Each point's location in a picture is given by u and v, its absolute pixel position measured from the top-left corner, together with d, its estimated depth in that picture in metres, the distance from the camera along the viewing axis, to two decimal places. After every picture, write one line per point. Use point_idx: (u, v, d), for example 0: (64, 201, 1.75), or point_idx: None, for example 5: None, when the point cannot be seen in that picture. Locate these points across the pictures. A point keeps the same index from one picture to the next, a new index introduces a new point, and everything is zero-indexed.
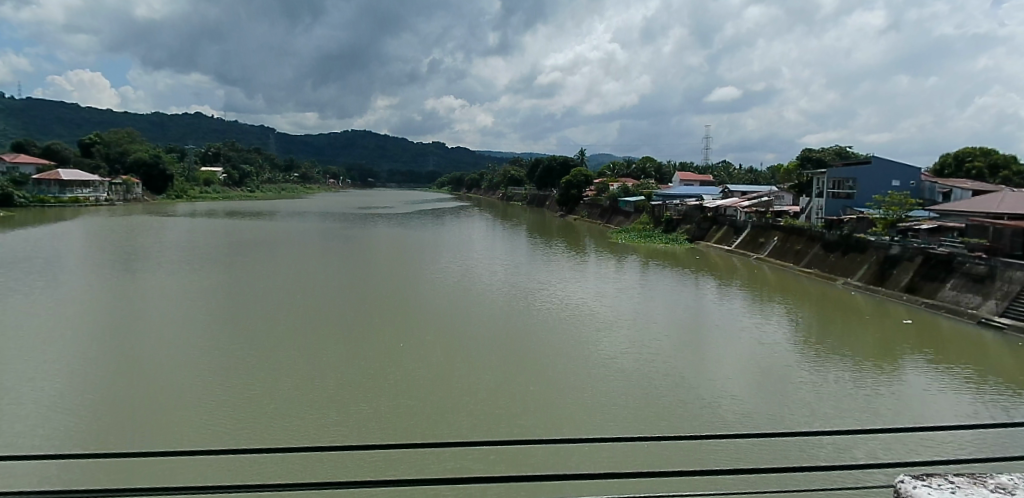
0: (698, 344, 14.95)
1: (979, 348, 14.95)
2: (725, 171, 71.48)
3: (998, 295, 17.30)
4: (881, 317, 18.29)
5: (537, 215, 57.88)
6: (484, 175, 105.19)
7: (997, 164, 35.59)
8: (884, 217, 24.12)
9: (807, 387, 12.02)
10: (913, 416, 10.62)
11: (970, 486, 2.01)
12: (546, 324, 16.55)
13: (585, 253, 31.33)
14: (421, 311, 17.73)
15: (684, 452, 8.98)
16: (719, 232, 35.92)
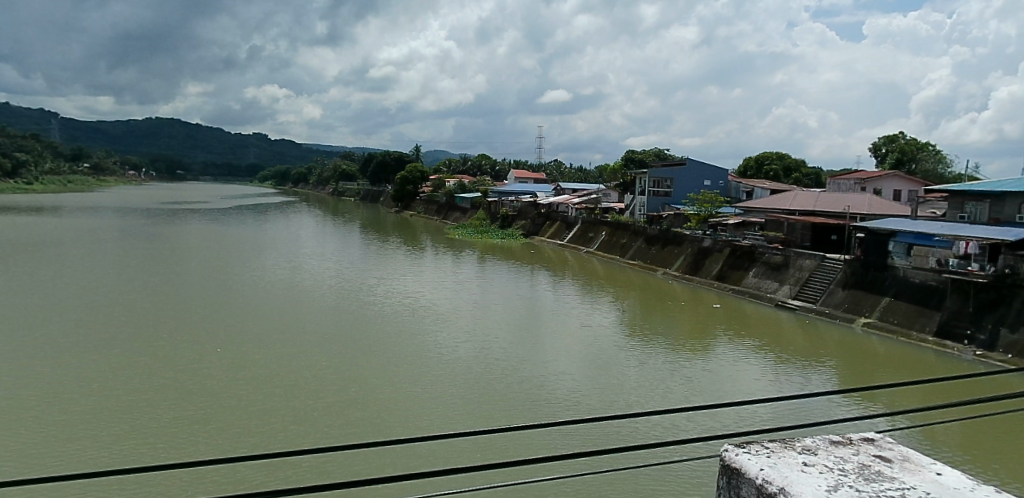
0: (537, 333, 15.43)
1: (776, 327, 17.37)
2: (557, 169, 75.15)
3: (792, 280, 20.31)
4: (694, 303, 20.43)
5: (371, 211, 56.33)
6: (314, 169, 100.34)
7: (788, 167, 41.34)
8: (698, 213, 26.99)
9: (639, 368, 12.91)
10: (728, 389, 11.87)
11: (780, 450, 1.80)
12: (386, 318, 16.24)
13: (424, 248, 31.05)
14: (245, 310, 16.54)
15: (530, 443, 9.25)
16: (551, 227, 37.61)
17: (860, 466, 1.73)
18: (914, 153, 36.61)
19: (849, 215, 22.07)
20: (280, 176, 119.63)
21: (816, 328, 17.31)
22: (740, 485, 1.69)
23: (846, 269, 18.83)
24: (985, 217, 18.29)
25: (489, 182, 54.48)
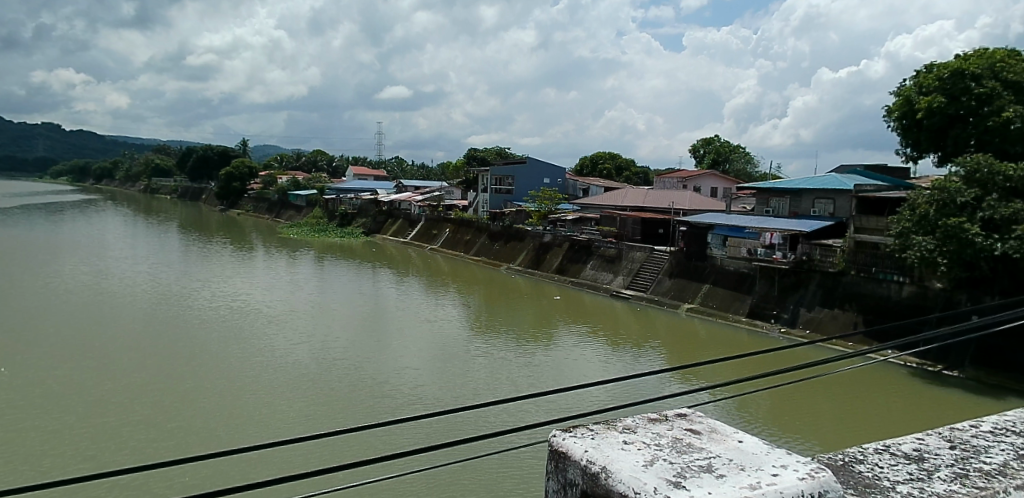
0: (381, 330, 15.07)
1: (611, 314, 18.63)
2: (399, 167, 74.25)
3: (625, 272, 21.94)
4: (536, 295, 21.22)
5: (192, 210, 51.67)
6: (121, 163, 89.82)
7: (620, 167, 44.39)
8: (539, 210, 28.42)
9: (485, 359, 13.12)
10: (570, 376, 12.39)
11: (606, 430, 1.40)
12: (212, 323, 14.91)
13: (254, 248, 29.08)
14: (35, 319, 14.27)
15: (376, 442, 8.98)
16: (394, 225, 37.15)
17: (672, 443, 1.37)
18: (726, 155, 41.08)
19: (674, 210, 24.28)
20: (78, 170, 105.34)
21: (646, 314, 18.87)
22: (566, 470, 1.31)
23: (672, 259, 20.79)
24: (783, 211, 21.08)
25: (326, 180, 52.44)
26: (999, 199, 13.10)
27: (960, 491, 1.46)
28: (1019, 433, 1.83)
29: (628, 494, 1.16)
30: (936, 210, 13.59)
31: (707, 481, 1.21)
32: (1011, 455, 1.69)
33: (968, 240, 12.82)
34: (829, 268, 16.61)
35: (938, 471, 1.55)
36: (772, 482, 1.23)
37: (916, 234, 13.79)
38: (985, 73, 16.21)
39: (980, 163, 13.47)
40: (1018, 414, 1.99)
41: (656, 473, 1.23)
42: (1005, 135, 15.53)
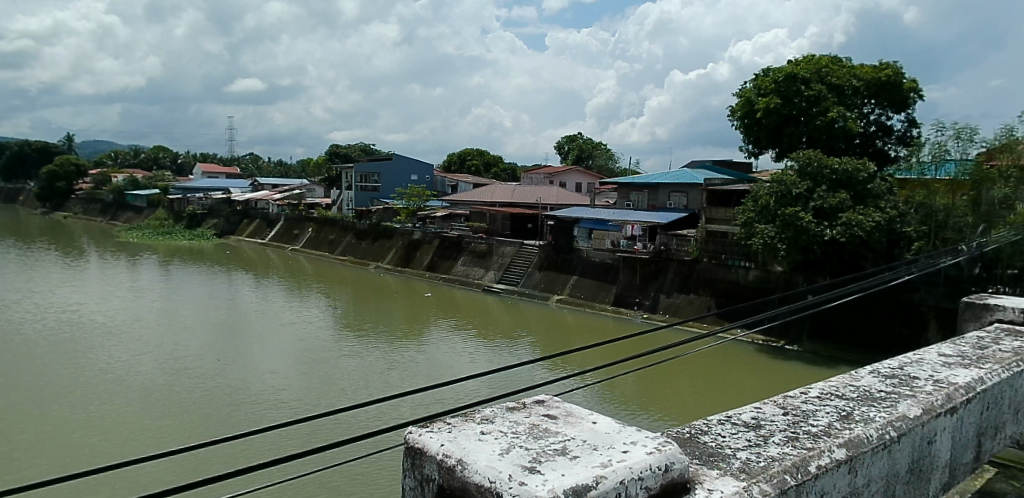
0: (239, 335, 14.29)
1: (482, 308, 18.89)
2: (254, 164, 70.61)
3: (496, 266, 22.30)
4: (407, 293, 21.00)
5: (7, 214, 45.84)
6: None
7: (487, 163, 45.20)
8: (407, 207, 28.25)
9: (353, 359, 12.89)
10: (442, 370, 12.42)
11: (462, 423, 1.42)
12: (40, 336, 13.37)
13: (86, 254, 26.32)
14: None
15: (241, 451, 8.52)
16: (249, 226, 35.27)
17: (529, 430, 1.39)
18: (589, 150, 43.02)
19: (541, 205, 24.98)
20: None
21: (517, 307, 19.35)
22: (422, 466, 1.32)
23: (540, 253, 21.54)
24: (643, 204, 22.36)
25: (171, 179, 48.76)
26: (828, 189, 14.66)
27: (791, 455, 1.49)
28: (843, 396, 1.93)
29: (483, 485, 1.17)
30: (775, 201, 15.00)
31: (560, 463, 1.23)
32: (837, 416, 1.75)
33: (803, 228, 14.23)
34: (684, 256, 18.01)
35: (774, 435, 1.61)
36: (621, 459, 1.26)
37: (759, 223, 15.36)
38: (813, 77, 18.23)
39: (810, 158, 14.98)
40: (840, 380, 2.12)
41: (511, 460, 1.24)
42: (832, 133, 17.77)
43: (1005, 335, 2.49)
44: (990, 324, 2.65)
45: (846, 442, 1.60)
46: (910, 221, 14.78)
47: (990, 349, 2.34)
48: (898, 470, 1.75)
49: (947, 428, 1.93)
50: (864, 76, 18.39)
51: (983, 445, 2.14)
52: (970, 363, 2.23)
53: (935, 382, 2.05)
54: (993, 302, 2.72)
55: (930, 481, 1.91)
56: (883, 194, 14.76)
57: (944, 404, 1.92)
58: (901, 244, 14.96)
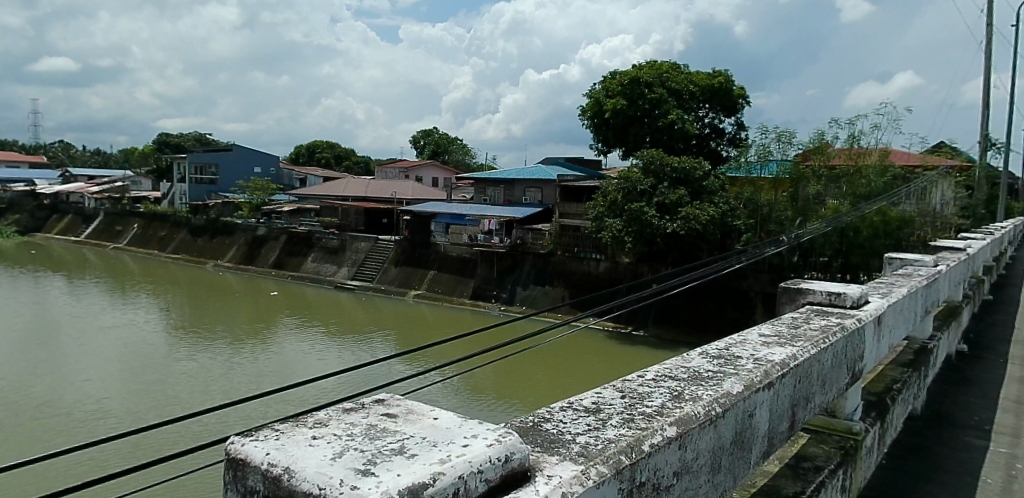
0: (51, 341, 12.85)
1: (333, 306, 18.52)
2: (66, 153, 63.81)
3: (350, 263, 22.29)
4: (251, 292, 20.04)
5: None
6: None
7: (339, 156, 44.34)
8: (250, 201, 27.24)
9: (189, 361, 12.12)
10: (292, 369, 12.06)
11: (293, 428, 1.33)
12: None
13: None
14: None
15: (61, 468, 7.77)
16: (60, 222, 32.15)
17: (365, 431, 1.28)
18: (445, 146, 43.36)
19: (397, 200, 24.79)
20: None
21: (370, 304, 19.19)
22: (247, 478, 1.24)
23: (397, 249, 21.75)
24: (498, 200, 22.75)
25: None
26: (669, 186, 15.88)
27: (627, 435, 1.40)
28: (676, 376, 1.79)
29: (313, 492, 1.09)
30: (622, 196, 16.17)
31: (397, 463, 1.15)
32: (668, 396, 1.63)
33: (647, 221, 15.52)
34: (540, 250, 18.84)
35: (610, 419, 1.49)
36: (461, 454, 1.19)
37: (608, 217, 16.46)
38: (654, 81, 19.85)
39: (653, 157, 16.13)
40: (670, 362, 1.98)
41: (343, 465, 1.14)
42: (672, 133, 19.26)
43: (815, 315, 2.48)
44: (802, 306, 2.65)
45: (676, 420, 1.50)
46: (739, 215, 16.15)
47: (803, 328, 2.31)
48: (724, 443, 1.65)
49: (765, 401, 1.84)
50: (700, 83, 19.96)
51: (796, 415, 2.07)
52: (784, 341, 2.17)
53: (754, 360, 1.96)
54: (803, 285, 2.72)
55: (751, 455, 1.81)
56: (717, 190, 15.95)
57: (762, 379, 1.83)
58: (732, 237, 16.23)
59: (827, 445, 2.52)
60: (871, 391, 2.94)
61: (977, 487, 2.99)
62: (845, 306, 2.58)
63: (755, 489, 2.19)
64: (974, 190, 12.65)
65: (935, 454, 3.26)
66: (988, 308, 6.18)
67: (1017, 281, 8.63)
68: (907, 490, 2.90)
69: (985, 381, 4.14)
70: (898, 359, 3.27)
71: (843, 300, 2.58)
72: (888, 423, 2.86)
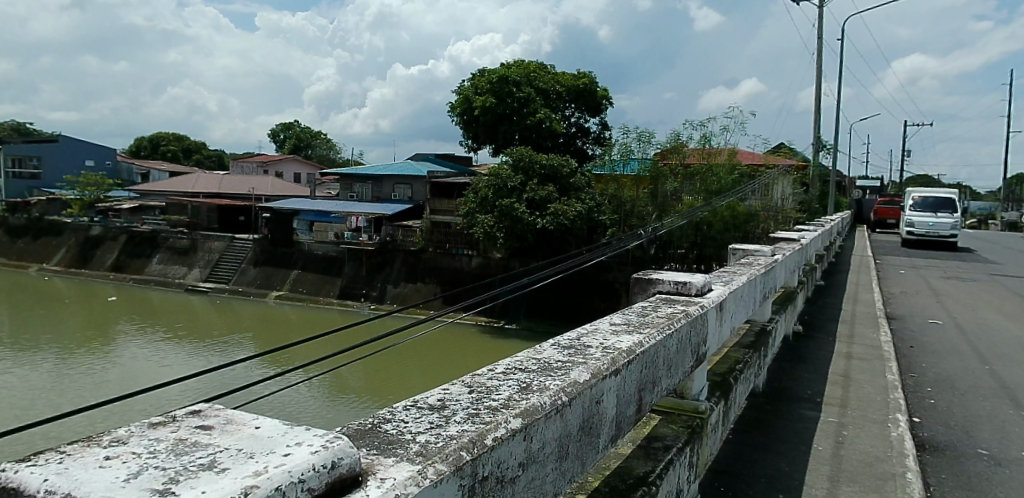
0: None
1: (188, 321, 18.50)
2: None
3: (202, 263, 25.38)
4: (96, 309, 19.51)
5: None
6: None
7: (188, 149, 44.93)
8: (81, 199, 29.51)
9: (19, 378, 11.96)
10: (135, 380, 12.20)
11: (81, 448, 1.02)
12: None
13: None
14: None
15: None
16: None
17: (170, 446, 0.91)
18: (306, 140, 45.49)
19: (254, 198, 28.50)
20: None
21: (227, 317, 19.35)
22: None
23: (256, 248, 24.67)
24: (366, 195, 25.90)
25: None
26: (538, 183, 16.80)
27: (470, 431, 1.19)
28: (526, 368, 1.60)
29: None
30: (493, 193, 16.97)
31: (201, 479, 0.80)
32: (514, 388, 1.45)
33: (518, 218, 16.45)
34: (407, 247, 21.96)
35: (455, 414, 1.25)
36: (278, 463, 0.85)
37: (480, 213, 17.28)
38: (522, 81, 20.81)
39: (523, 154, 16.87)
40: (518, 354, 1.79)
41: (136, 488, 0.79)
42: (539, 132, 20.36)
43: (661, 303, 2.50)
44: (651, 297, 2.67)
45: (521, 412, 1.34)
46: (604, 209, 17.38)
47: (649, 316, 2.30)
48: (569, 432, 1.54)
49: (611, 388, 1.77)
50: (566, 84, 21.03)
51: (643, 399, 2.02)
52: (633, 328, 2.13)
53: (602, 348, 1.88)
54: (653, 276, 2.77)
55: (599, 438, 1.73)
56: (582, 187, 17.15)
57: (609, 366, 1.76)
58: (598, 230, 17.45)
59: (676, 424, 2.53)
60: (716, 373, 3.05)
61: (810, 455, 3.30)
62: (690, 294, 2.64)
63: (608, 471, 2.16)
64: (811, 186, 15.46)
65: (774, 426, 3.57)
66: (820, 293, 6.94)
67: (843, 268, 9.83)
68: (750, 464, 3.15)
69: (817, 358, 4.62)
70: (741, 342, 3.48)
71: (687, 288, 2.65)
72: (730, 403, 2.97)
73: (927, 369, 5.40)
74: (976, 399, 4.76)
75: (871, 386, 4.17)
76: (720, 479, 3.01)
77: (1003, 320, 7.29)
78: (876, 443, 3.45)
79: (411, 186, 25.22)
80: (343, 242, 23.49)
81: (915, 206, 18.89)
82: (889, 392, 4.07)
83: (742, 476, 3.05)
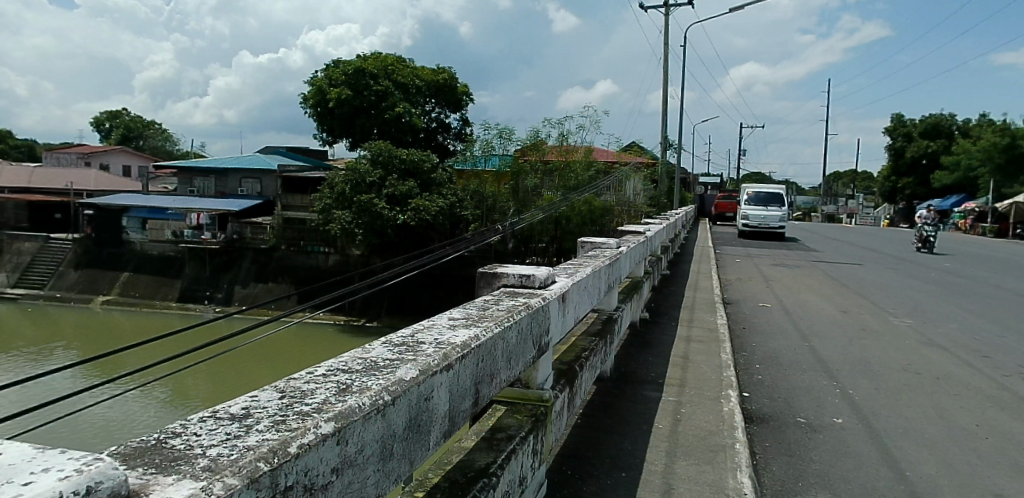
0: None
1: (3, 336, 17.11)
2: None
3: (13, 264, 27.50)
4: None
5: None
6: None
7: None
8: None
9: None
10: None
11: None
12: None
13: None
14: None
15: None
16: None
17: None
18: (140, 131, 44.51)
19: (76, 195, 30.47)
20: None
21: (51, 330, 18.12)
22: None
23: (78, 250, 27.13)
24: (213, 190, 30.52)
25: None
26: (399, 178, 19.95)
27: (271, 439, 1.11)
28: (348, 369, 1.56)
29: None
30: (350, 188, 19.97)
31: None
32: (333, 390, 1.39)
33: (377, 213, 19.47)
34: (259, 245, 25.17)
35: (259, 423, 1.17)
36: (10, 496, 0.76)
37: (336, 208, 20.35)
38: (379, 75, 26.44)
39: (381, 151, 20.12)
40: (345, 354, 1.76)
41: None
42: (399, 126, 25.93)
43: (505, 297, 2.57)
44: (496, 289, 2.74)
45: (334, 415, 1.28)
46: (466, 205, 19.96)
47: (490, 309, 2.36)
48: (393, 432, 1.50)
49: (443, 384, 1.77)
50: (424, 79, 26.93)
51: (480, 392, 2.05)
52: (471, 322, 2.17)
53: (435, 343, 1.88)
54: (498, 269, 2.84)
55: (430, 435, 1.72)
56: (442, 182, 20.44)
57: (440, 362, 1.76)
58: (460, 225, 20.18)
59: (520, 414, 2.62)
60: (563, 361, 3.21)
61: (651, 433, 3.54)
62: (533, 286, 2.74)
63: (450, 467, 2.20)
64: (658, 182, 17.39)
65: (619, 408, 3.81)
66: (665, 281, 7.53)
67: (687, 258, 10.75)
68: (595, 447, 3.33)
69: (660, 342, 4.97)
70: (589, 331, 3.67)
71: (531, 281, 2.74)
72: (576, 389, 3.12)
73: (756, 348, 6.00)
74: (795, 373, 5.35)
75: (707, 365, 4.55)
76: (568, 463, 3.15)
77: (818, 301, 8.28)
78: (709, 418, 3.76)
79: (260, 181, 30.46)
80: (185, 240, 26.16)
81: (749, 201, 20.81)
82: (722, 370, 4.46)
83: (589, 458, 3.22)
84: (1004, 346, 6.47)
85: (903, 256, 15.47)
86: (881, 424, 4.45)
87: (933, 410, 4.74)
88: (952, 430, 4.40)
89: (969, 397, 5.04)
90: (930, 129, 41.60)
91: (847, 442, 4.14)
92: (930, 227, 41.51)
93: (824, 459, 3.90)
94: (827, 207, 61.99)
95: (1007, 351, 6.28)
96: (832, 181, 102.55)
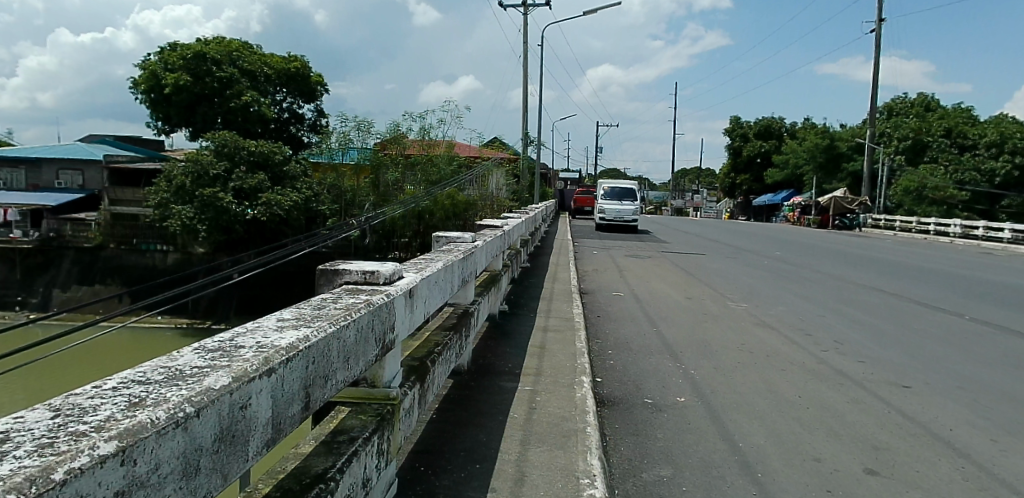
0: None
1: None
2: None
3: None
4: None
5: None
6: None
7: None
8: None
9: None
10: None
11: None
12: None
13: None
14: None
15: None
16: None
17: None
18: None
19: None
20: None
21: None
22: None
23: None
24: (25, 182, 28.44)
25: None
26: (246, 170, 19.58)
27: (29, 466, 1.01)
28: (146, 380, 1.46)
29: None
30: (191, 181, 19.19)
31: None
32: (121, 406, 1.30)
33: (223, 208, 18.79)
34: (84, 244, 23.14)
35: (20, 448, 1.07)
36: None
37: (175, 204, 19.34)
38: (224, 60, 25.13)
39: (226, 141, 19.60)
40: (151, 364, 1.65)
41: None
42: (246, 116, 24.74)
43: (347, 295, 2.52)
44: (338, 287, 2.68)
45: (120, 433, 1.19)
46: (323, 200, 19.81)
47: (327, 308, 2.30)
48: (200, 445, 1.42)
49: (264, 391, 1.70)
50: (275, 66, 25.96)
51: (311, 395, 1.99)
52: (302, 323, 2.11)
53: (256, 348, 1.80)
54: (341, 266, 2.78)
55: (247, 445, 1.64)
56: (296, 175, 20.11)
57: (259, 366, 1.69)
58: (316, 220, 19.85)
59: (364, 414, 2.59)
60: (414, 358, 3.21)
61: (506, 423, 3.64)
62: (378, 283, 2.72)
63: (284, 475, 2.13)
64: (520, 178, 17.96)
65: (476, 401, 3.88)
66: (525, 273, 7.78)
67: (547, 250, 11.15)
68: (449, 442, 3.36)
69: (518, 333, 5.13)
70: (443, 325, 3.69)
71: (375, 277, 2.72)
72: (427, 385, 3.13)
73: (609, 335, 6.35)
74: (645, 357, 5.72)
75: (563, 354, 4.75)
76: (422, 460, 3.15)
77: (666, 288, 8.93)
78: (563, 404, 3.93)
79: (83, 174, 28.65)
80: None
81: (605, 196, 21.90)
82: (577, 358, 4.68)
83: (443, 453, 3.25)
84: (821, 324, 7.34)
85: (738, 245, 17.11)
86: (718, 401, 4.88)
87: (763, 385, 5.27)
88: (778, 403, 4.89)
89: (792, 371, 5.65)
90: (762, 131, 46.34)
91: (687, 419, 4.50)
92: (764, 219, 46.21)
93: (667, 436, 4.22)
94: (678, 202, 67.06)
95: (823, 328, 7.13)
96: (684, 178, 110.93)
